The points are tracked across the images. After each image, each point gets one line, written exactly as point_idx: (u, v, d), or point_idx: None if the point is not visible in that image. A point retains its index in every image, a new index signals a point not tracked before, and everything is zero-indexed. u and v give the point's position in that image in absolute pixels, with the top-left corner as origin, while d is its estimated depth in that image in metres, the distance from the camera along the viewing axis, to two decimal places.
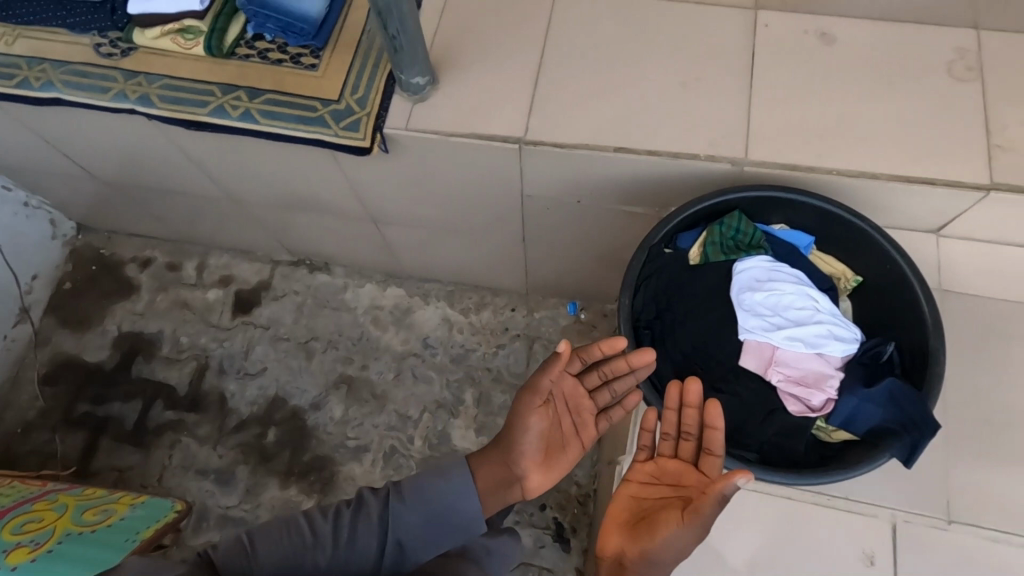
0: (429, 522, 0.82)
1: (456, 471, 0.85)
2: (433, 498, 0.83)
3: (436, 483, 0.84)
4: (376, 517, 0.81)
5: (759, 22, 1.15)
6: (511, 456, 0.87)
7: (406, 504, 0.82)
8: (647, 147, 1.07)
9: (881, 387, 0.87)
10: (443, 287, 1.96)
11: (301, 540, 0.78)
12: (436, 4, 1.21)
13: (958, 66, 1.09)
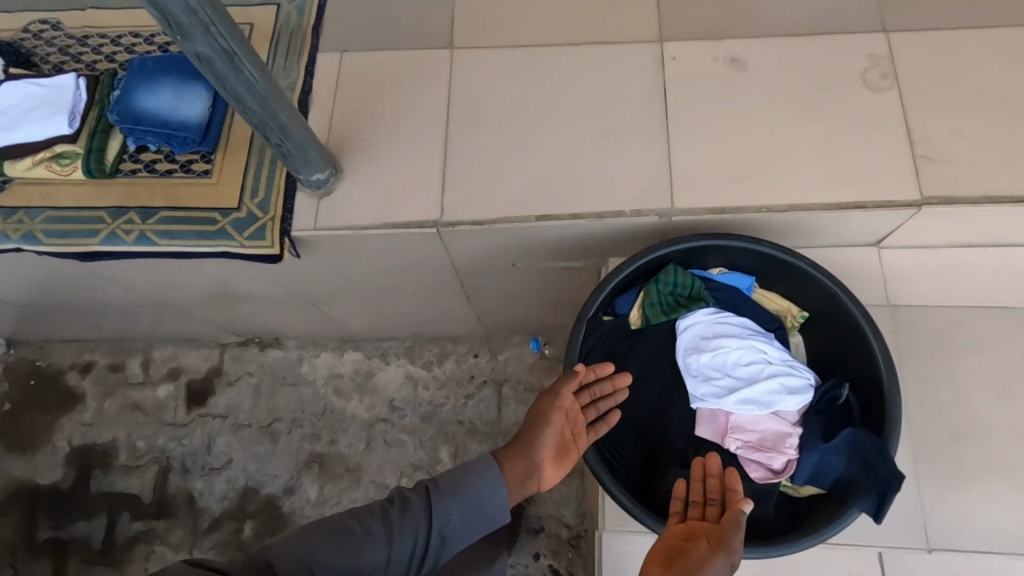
0: (469, 516, 0.79)
1: (487, 467, 0.83)
2: (473, 489, 0.80)
3: (473, 475, 0.82)
4: (421, 514, 0.78)
5: (666, 55, 1.10)
6: (530, 454, 0.86)
7: (450, 498, 0.79)
8: (570, 210, 1.02)
9: (840, 438, 0.84)
10: (401, 343, 1.87)
11: (351, 545, 0.72)
12: (328, 84, 1.13)
13: (874, 74, 1.05)
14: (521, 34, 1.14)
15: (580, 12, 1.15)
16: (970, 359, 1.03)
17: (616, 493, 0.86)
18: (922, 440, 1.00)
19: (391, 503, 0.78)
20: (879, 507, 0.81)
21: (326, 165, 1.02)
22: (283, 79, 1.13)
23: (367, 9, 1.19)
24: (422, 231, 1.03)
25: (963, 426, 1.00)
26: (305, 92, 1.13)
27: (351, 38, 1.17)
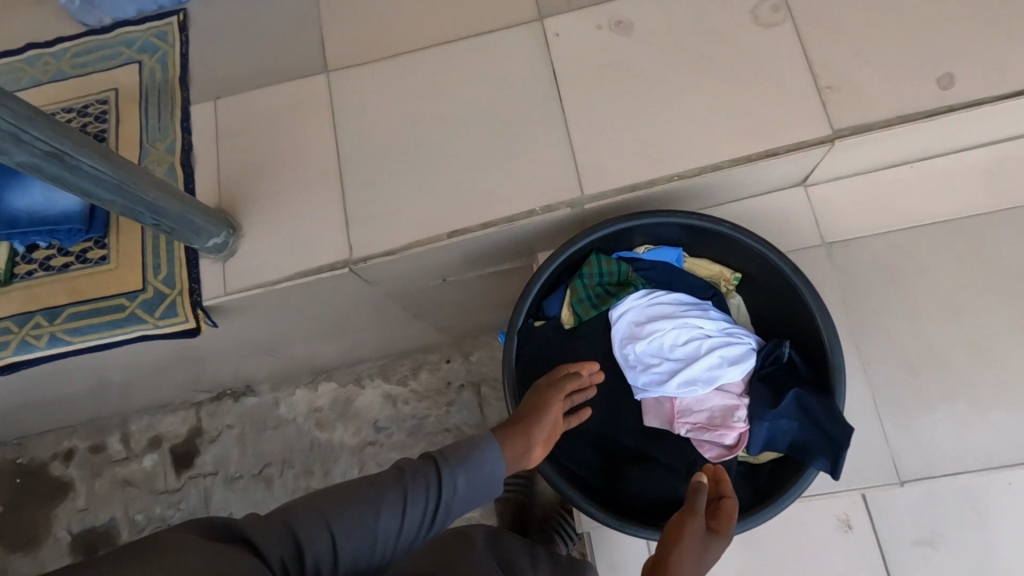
0: (476, 488, 0.70)
1: (492, 443, 0.73)
2: (480, 460, 0.70)
3: (479, 446, 0.72)
4: (432, 486, 0.67)
5: (549, 33, 1.04)
6: (530, 435, 0.78)
7: (459, 469, 0.69)
8: (480, 220, 0.98)
9: (786, 400, 0.83)
10: (374, 362, 1.67)
11: (363, 519, 0.63)
12: (209, 138, 1.08)
13: (764, 9, 0.99)
14: (396, 41, 1.08)
15: (453, 4, 1.09)
16: (914, 283, 1.00)
17: (584, 506, 0.83)
18: (877, 374, 0.99)
19: (398, 471, 0.67)
20: (834, 464, 0.80)
21: (222, 229, 0.98)
22: (159, 142, 1.08)
23: (232, 48, 1.13)
24: (335, 273, 0.99)
25: (914, 351, 0.99)
26: (187, 152, 1.07)
27: (222, 83, 1.11)
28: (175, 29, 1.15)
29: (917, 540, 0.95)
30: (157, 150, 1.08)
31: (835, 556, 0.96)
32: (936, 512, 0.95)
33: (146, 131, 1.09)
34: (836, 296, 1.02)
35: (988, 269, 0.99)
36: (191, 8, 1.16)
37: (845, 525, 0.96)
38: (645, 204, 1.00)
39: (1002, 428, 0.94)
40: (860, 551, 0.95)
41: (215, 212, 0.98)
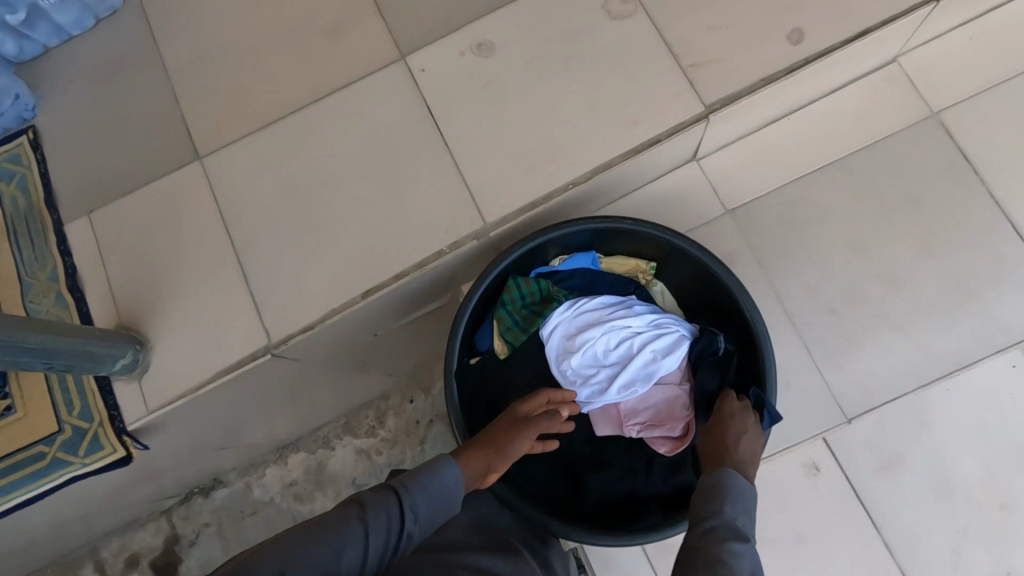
0: (437, 513, 0.65)
1: (452, 467, 0.69)
2: (440, 481, 0.67)
3: (438, 468, 0.68)
4: (393, 514, 0.61)
5: (414, 69, 1.03)
6: (490, 461, 0.76)
7: (420, 495, 0.64)
8: (391, 272, 0.96)
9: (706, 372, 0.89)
10: (336, 420, 1.44)
11: (323, 558, 0.55)
12: (91, 255, 1.02)
13: (615, 2, 1.01)
14: (263, 112, 1.05)
15: (313, 61, 1.06)
16: (818, 228, 1.04)
17: (562, 530, 0.83)
18: (805, 322, 1.02)
19: (356, 501, 0.61)
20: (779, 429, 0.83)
21: (127, 346, 0.93)
22: (40, 272, 1.02)
23: (94, 155, 1.07)
24: (256, 361, 0.96)
25: (832, 293, 1.03)
26: (72, 275, 1.01)
27: (92, 194, 1.05)
28: (28, 148, 1.08)
29: (879, 465, 0.99)
30: (40, 280, 1.01)
31: (807, 502, 0.99)
32: (889, 435, 0.99)
33: (22, 262, 1.02)
34: (751, 257, 1.04)
35: (879, 198, 1.04)
36: (39, 123, 1.10)
37: (812, 468, 0.99)
38: (549, 217, 1.00)
39: (925, 345, 1.00)
40: (830, 490, 0.99)
41: (113, 333, 0.93)
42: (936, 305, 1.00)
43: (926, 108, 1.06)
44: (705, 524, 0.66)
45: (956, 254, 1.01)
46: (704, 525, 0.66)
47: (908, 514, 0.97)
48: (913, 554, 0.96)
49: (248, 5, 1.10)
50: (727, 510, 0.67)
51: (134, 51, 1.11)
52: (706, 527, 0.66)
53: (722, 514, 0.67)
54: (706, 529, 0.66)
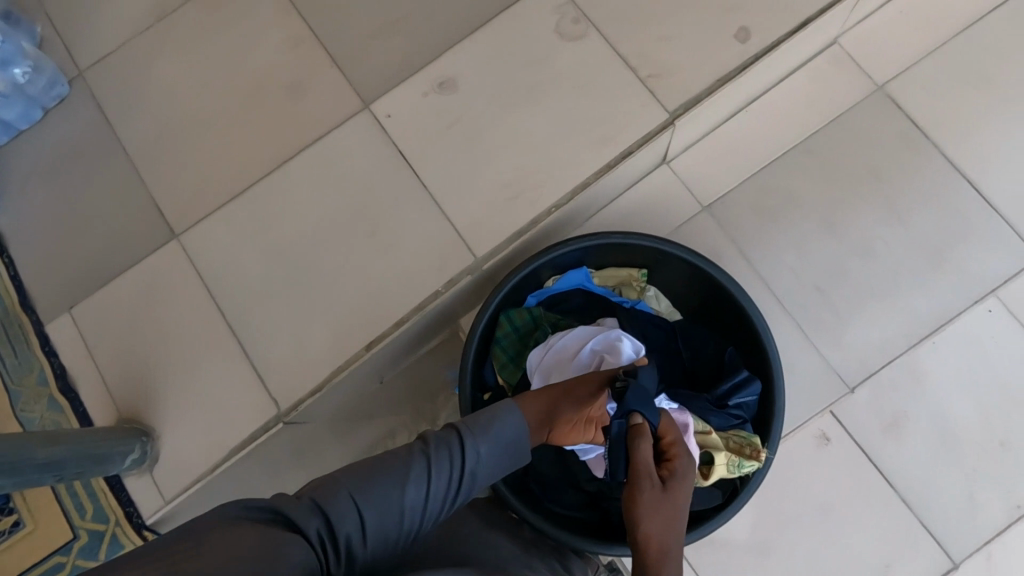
0: (502, 456, 0.61)
1: (520, 413, 0.63)
2: (506, 425, 0.62)
3: (505, 412, 0.62)
4: (455, 458, 0.59)
5: (380, 115, 1.04)
6: (560, 403, 0.69)
7: (483, 437, 0.60)
8: (391, 320, 0.97)
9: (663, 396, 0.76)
10: None
11: (385, 497, 0.55)
12: (78, 352, 0.99)
13: (566, 24, 1.04)
14: (235, 179, 1.04)
15: (277, 122, 1.06)
16: (792, 210, 1.08)
17: (577, 543, 0.79)
18: (795, 303, 1.06)
19: (419, 441, 0.60)
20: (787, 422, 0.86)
21: (134, 440, 0.91)
22: (28, 376, 1.00)
23: (64, 249, 1.04)
24: (269, 433, 0.95)
25: (815, 270, 1.07)
26: (62, 376, 0.99)
27: (69, 289, 1.02)
28: None
29: (886, 427, 1.02)
30: (28, 385, 0.99)
31: (824, 473, 1.02)
32: (888, 397, 1.03)
33: (7, 371, 1.00)
34: (734, 248, 1.08)
35: (843, 173, 1.09)
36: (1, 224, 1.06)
37: (823, 439, 1.02)
38: (535, 243, 1.02)
39: (909, 306, 1.05)
40: (843, 456, 1.02)
41: (116, 429, 0.91)
42: (912, 267, 1.06)
43: (872, 82, 1.12)
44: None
45: (922, 216, 1.07)
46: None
47: (920, 468, 1.01)
48: (932, 506, 1.00)
49: (201, 74, 1.09)
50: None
51: (89, 137, 1.08)
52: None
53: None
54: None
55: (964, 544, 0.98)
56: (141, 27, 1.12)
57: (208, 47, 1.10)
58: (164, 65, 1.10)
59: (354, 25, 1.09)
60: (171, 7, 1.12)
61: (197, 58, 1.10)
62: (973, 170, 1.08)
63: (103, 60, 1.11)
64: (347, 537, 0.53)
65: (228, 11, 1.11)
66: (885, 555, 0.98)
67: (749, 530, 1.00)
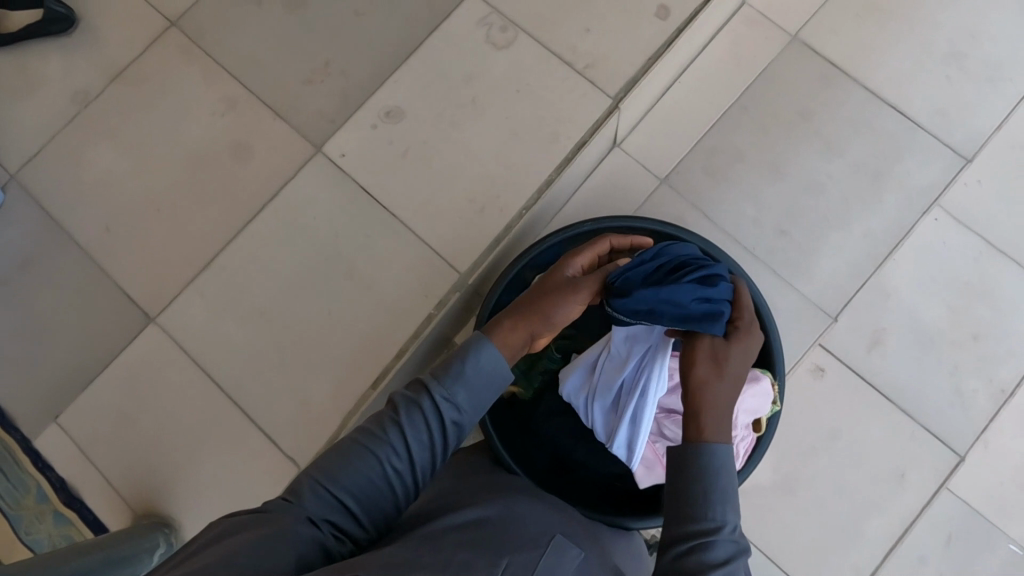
0: (479, 398, 0.59)
1: (489, 348, 0.61)
2: (474, 367, 0.59)
3: (473, 350, 0.60)
4: (430, 415, 0.57)
5: (334, 155, 1.04)
6: (540, 323, 0.67)
7: (454, 386, 0.58)
8: (392, 350, 0.97)
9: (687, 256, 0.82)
10: None
11: (367, 469, 0.55)
12: (75, 461, 0.95)
13: (495, 34, 1.07)
14: (200, 249, 1.02)
15: (230, 184, 1.05)
16: (743, 164, 1.14)
17: (629, 522, 0.78)
18: (764, 250, 1.11)
19: (390, 406, 0.59)
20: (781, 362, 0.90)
21: (154, 533, 0.88)
22: (25, 497, 0.94)
23: (35, 359, 1.00)
24: None
25: (776, 214, 1.13)
26: (63, 488, 0.94)
27: (50, 398, 0.98)
28: None
29: (870, 343, 1.09)
30: (28, 507, 0.94)
31: (827, 401, 1.07)
32: (864, 317, 1.10)
33: None
34: (697, 211, 1.12)
35: (780, 120, 1.16)
36: None
37: (818, 369, 1.08)
38: (514, 244, 1.02)
39: (865, 229, 1.12)
40: (839, 381, 1.08)
41: (132, 528, 0.87)
42: (860, 193, 1.13)
43: (786, 34, 1.19)
44: (686, 530, 0.54)
45: (858, 145, 1.15)
46: (681, 542, 0.54)
47: (909, 375, 1.08)
48: (926, 406, 1.07)
49: (141, 152, 1.07)
50: (719, 515, 0.54)
51: (37, 241, 1.04)
52: (693, 542, 0.53)
53: (716, 526, 0.54)
54: (683, 550, 0.53)
55: (963, 436, 1.06)
56: (66, 118, 1.08)
57: (143, 124, 1.08)
58: (99, 150, 1.07)
59: (288, 73, 1.09)
60: (95, 91, 1.09)
61: (133, 137, 1.07)
62: (892, 95, 1.17)
63: (32, 159, 1.07)
64: (337, 521, 0.53)
65: (155, 84, 1.09)
66: (899, 464, 1.04)
67: (773, 469, 1.04)
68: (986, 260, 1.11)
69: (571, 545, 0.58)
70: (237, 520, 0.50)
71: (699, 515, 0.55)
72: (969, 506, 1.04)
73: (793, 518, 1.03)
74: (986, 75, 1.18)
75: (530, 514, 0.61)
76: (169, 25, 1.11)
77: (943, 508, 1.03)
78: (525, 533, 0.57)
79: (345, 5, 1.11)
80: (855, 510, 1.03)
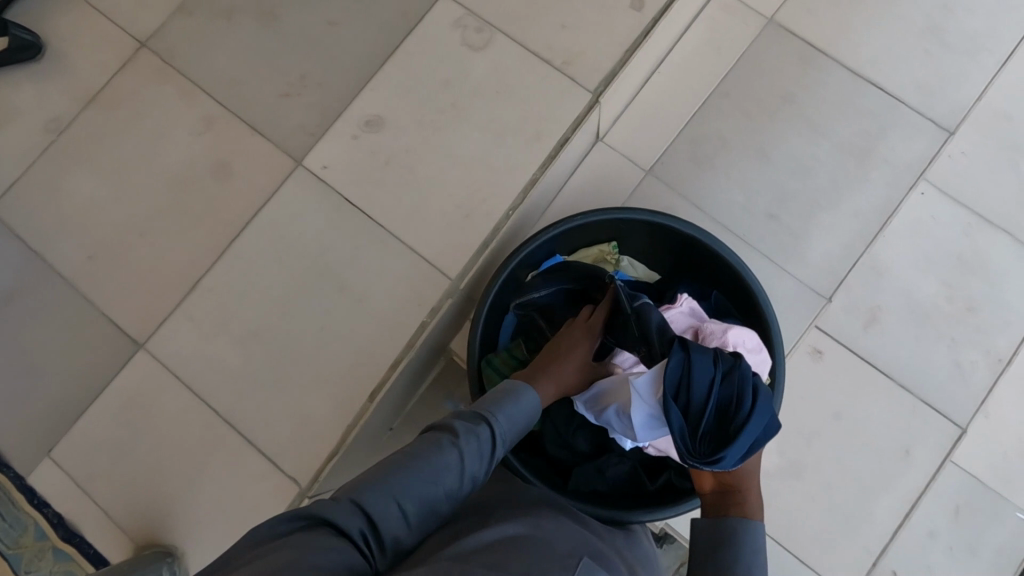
0: (515, 434, 0.66)
1: (530, 393, 0.69)
2: (517, 406, 0.67)
3: (517, 393, 0.68)
4: (484, 441, 0.61)
5: (316, 168, 1.03)
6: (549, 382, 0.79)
7: (503, 421, 0.64)
8: (387, 361, 0.95)
9: (697, 362, 0.72)
10: None
11: (427, 485, 0.56)
12: (70, 495, 0.94)
13: (471, 35, 1.06)
14: (185, 272, 1.01)
15: (212, 204, 1.03)
16: (727, 150, 1.14)
17: (635, 517, 0.76)
18: (755, 235, 1.11)
19: (444, 429, 0.61)
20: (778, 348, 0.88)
21: (158, 563, 0.87)
22: (24, 536, 0.94)
23: (24, 395, 0.98)
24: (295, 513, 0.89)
25: (764, 199, 1.12)
26: (61, 524, 0.93)
27: (43, 433, 0.96)
28: None
29: (867, 323, 1.09)
30: (27, 545, 0.94)
31: (827, 383, 1.07)
32: (859, 297, 1.09)
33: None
34: (685, 200, 1.12)
35: (762, 106, 1.15)
36: None
37: (816, 351, 1.08)
38: (504, 246, 1.02)
39: (853, 208, 1.12)
40: (839, 362, 1.07)
41: (135, 559, 0.86)
42: (846, 172, 1.13)
43: (761, 17, 1.19)
44: None
45: (841, 125, 1.15)
46: None
47: (906, 352, 1.08)
48: (928, 382, 1.07)
49: (119, 177, 1.05)
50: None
51: (17, 275, 1.02)
52: None
53: None
54: None
55: (965, 408, 1.06)
56: (41, 147, 1.07)
57: (120, 148, 1.06)
58: (76, 178, 1.05)
59: (264, 88, 1.07)
60: (68, 119, 1.08)
61: (110, 163, 1.06)
62: (872, 72, 1.17)
63: (8, 191, 1.06)
64: (386, 536, 0.53)
65: (129, 108, 1.07)
66: (903, 441, 1.04)
67: (779, 455, 1.04)
68: (975, 231, 1.12)
69: (599, 569, 0.56)
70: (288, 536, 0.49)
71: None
72: (974, 477, 1.03)
73: (802, 502, 1.02)
74: (962, 46, 1.18)
75: (551, 533, 0.60)
76: (140, 47, 1.10)
77: (949, 483, 1.03)
78: (549, 552, 0.55)
79: (318, 16, 1.10)
80: (862, 490, 1.03)
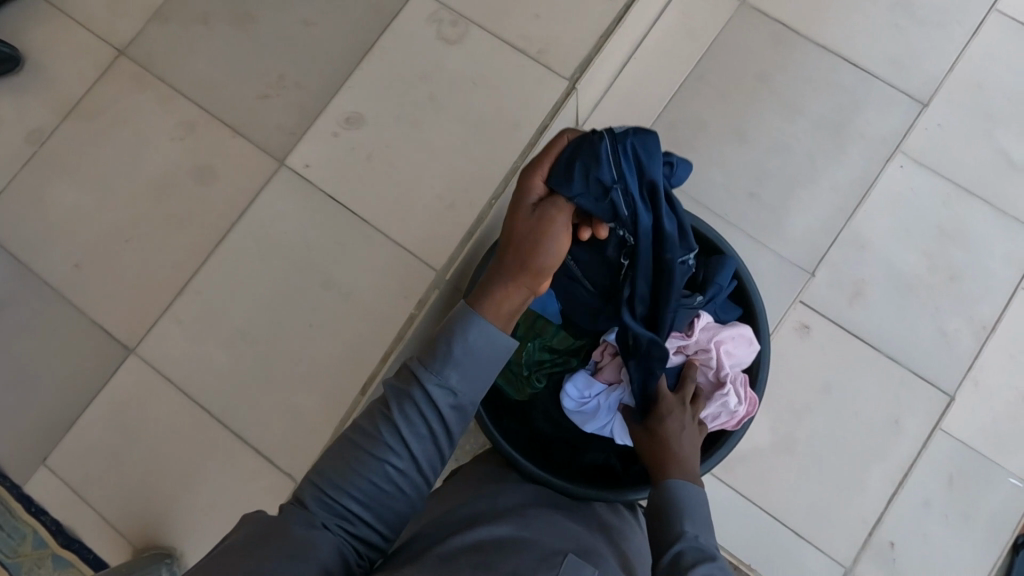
0: (471, 374, 0.58)
1: (480, 323, 0.59)
2: (462, 345, 0.58)
3: (461, 330, 0.59)
4: (422, 403, 0.56)
5: (299, 167, 1.04)
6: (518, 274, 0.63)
7: (445, 370, 0.57)
8: (376, 357, 0.96)
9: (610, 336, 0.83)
10: None
11: (370, 472, 0.54)
12: (68, 502, 0.94)
13: (446, 29, 1.07)
14: (173, 276, 1.01)
15: (196, 207, 1.04)
16: (706, 132, 1.15)
17: (630, 497, 0.76)
18: (737, 214, 1.12)
19: (382, 400, 0.58)
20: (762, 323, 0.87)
21: (157, 565, 0.87)
22: (22, 545, 0.93)
23: (18, 404, 0.98)
24: None
25: (745, 178, 1.13)
26: (61, 531, 0.93)
27: (38, 442, 0.97)
28: None
29: (851, 297, 1.10)
30: (26, 554, 0.93)
31: (814, 358, 1.08)
32: (842, 273, 1.11)
33: None
34: None
35: (737, 86, 1.17)
36: None
37: (802, 326, 1.09)
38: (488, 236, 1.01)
39: (831, 183, 1.13)
40: (824, 336, 1.09)
41: (134, 561, 0.86)
42: (824, 147, 1.14)
43: None
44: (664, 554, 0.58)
45: (817, 102, 1.16)
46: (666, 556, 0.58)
47: (890, 324, 1.09)
48: (914, 351, 1.08)
49: (102, 185, 1.06)
50: (682, 527, 0.60)
51: (5, 286, 1.03)
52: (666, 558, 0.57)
53: (682, 534, 0.59)
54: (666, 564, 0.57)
55: (951, 375, 1.07)
56: (24, 158, 1.07)
57: (102, 156, 1.07)
58: (60, 187, 1.06)
59: (244, 90, 1.08)
60: (49, 129, 1.08)
61: (93, 170, 1.06)
62: (846, 48, 1.18)
63: None
64: (344, 526, 0.54)
65: (110, 115, 1.08)
66: (893, 411, 1.06)
67: (771, 431, 1.05)
68: (955, 202, 1.13)
69: (585, 565, 0.56)
70: (265, 520, 0.52)
71: (670, 529, 0.61)
72: (963, 445, 1.05)
73: (795, 476, 1.03)
74: (933, 19, 1.20)
75: (538, 533, 0.59)
76: (118, 54, 1.10)
77: (939, 450, 1.04)
78: (534, 552, 0.55)
79: (294, 17, 1.11)
80: (853, 462, 1.04)
